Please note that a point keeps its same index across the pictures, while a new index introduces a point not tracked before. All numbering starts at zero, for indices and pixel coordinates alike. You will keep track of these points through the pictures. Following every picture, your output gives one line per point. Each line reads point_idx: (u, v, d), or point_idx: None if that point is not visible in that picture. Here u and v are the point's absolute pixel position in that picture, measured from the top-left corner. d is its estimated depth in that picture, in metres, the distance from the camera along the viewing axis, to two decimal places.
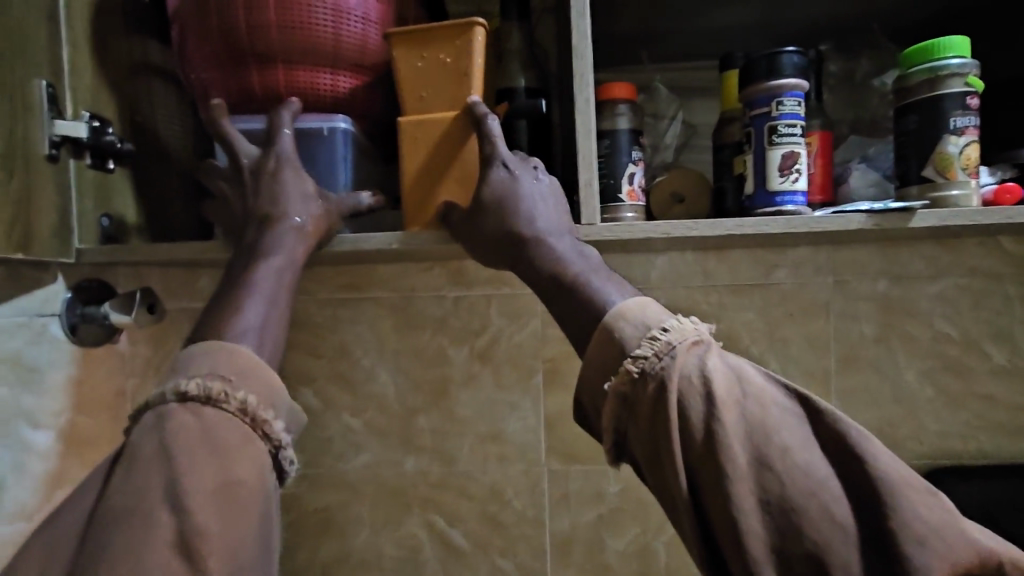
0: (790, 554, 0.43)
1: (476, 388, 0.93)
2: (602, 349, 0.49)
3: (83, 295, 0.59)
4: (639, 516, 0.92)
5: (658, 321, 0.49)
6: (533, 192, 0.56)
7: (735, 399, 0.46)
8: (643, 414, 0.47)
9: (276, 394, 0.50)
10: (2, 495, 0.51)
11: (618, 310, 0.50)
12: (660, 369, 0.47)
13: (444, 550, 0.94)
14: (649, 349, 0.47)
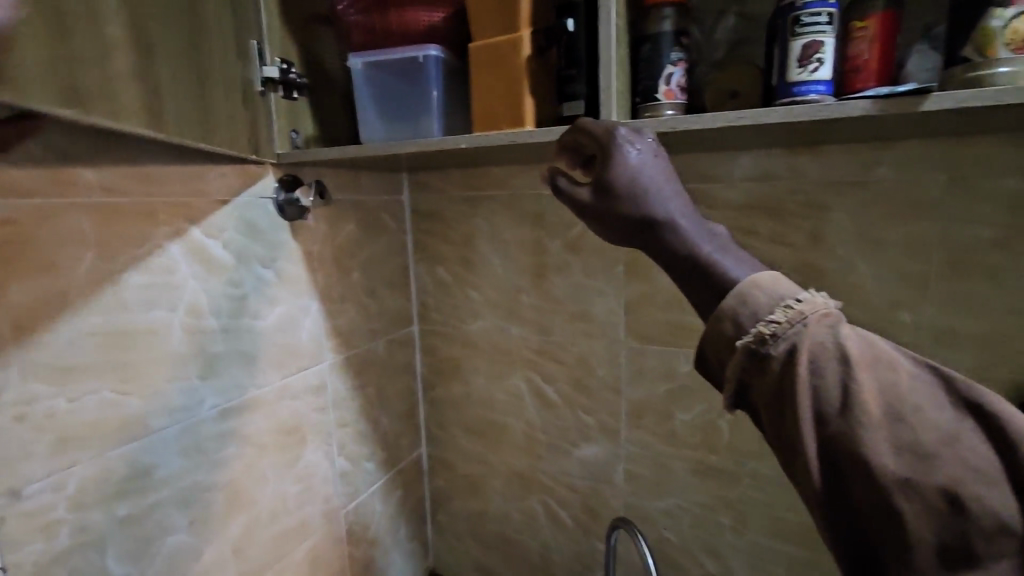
0: (928, 497, 0.37)
1: (568, 274, 1.10)
2: (731, 313, 0.44)
3: (284, 185, 0.89)
4: (707, 396, 1.01)
5: (792, 292, 0.44)
6: (659, 159, 0.52)
7: (869, 359, 0.41)
8: (772, 386, 0.42)
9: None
10: (252, 305, 0.85)
11: (752, 280, 0.45)
12: (796, 342, 0.41)
13: (540, 401, 1.17)
14: (780, 322, 0.42)
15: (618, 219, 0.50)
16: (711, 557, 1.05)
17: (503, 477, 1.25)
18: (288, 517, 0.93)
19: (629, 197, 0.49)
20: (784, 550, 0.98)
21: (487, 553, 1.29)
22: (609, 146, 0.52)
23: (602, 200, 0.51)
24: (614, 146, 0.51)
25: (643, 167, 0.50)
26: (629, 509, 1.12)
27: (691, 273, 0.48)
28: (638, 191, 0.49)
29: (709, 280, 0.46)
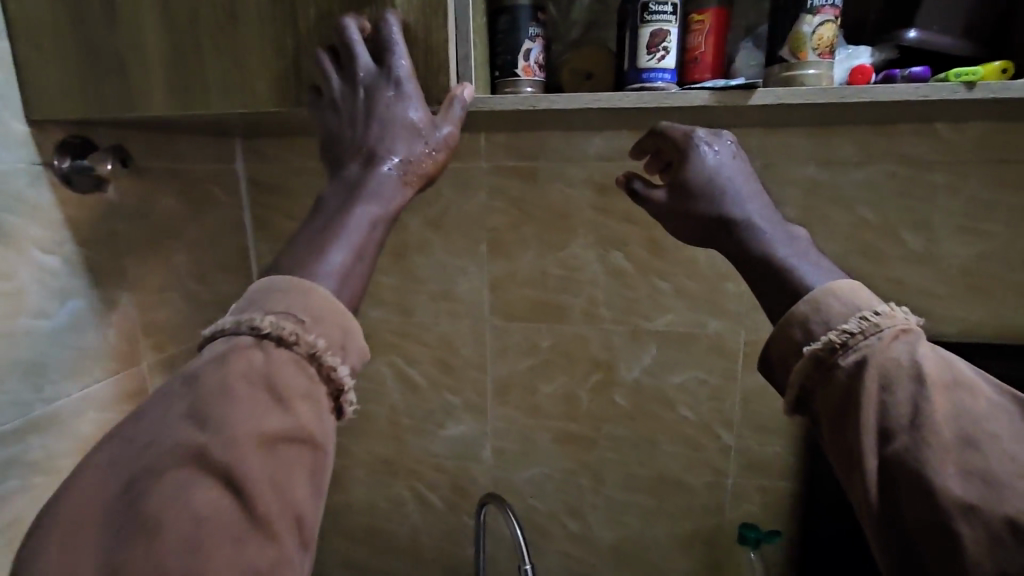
0: (991, 521, 0.42)
1: (429, 252, 1.06)
2: (799, 321, 0.51)
3: (70, 151, 0.75)
4: (568, 367, 1.06)
5: (868, 304, 0.50)
6: (733, 171, 0.62)
7: (945, 382, 0.46)
8: (837, 391, 0.48)
9: (350, 340, 0.49)
10: (26, 300, 0.71)
11: (828, 287, 0.51)
12: (865, 355, 0.47)
13: (404, 384, 1.13)
14: (859, 334, 0.48)
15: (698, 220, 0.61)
16: (573, 518, 1.11)
17: (367, 466, 1.18)
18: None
19: (705, 200, 0.61)
20: (635, 500, 1.08)
21: (353, 546, 1.23)
22: (687, 157, 0.63)
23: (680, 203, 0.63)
24: (695, 154, 0.63)
25: (721, 170, 0.62)
26: (497, 482, 1.13)
27: (770, 276, 0.55)
28: (713, 196, 0.60)
29: (784, 285, 0.54)
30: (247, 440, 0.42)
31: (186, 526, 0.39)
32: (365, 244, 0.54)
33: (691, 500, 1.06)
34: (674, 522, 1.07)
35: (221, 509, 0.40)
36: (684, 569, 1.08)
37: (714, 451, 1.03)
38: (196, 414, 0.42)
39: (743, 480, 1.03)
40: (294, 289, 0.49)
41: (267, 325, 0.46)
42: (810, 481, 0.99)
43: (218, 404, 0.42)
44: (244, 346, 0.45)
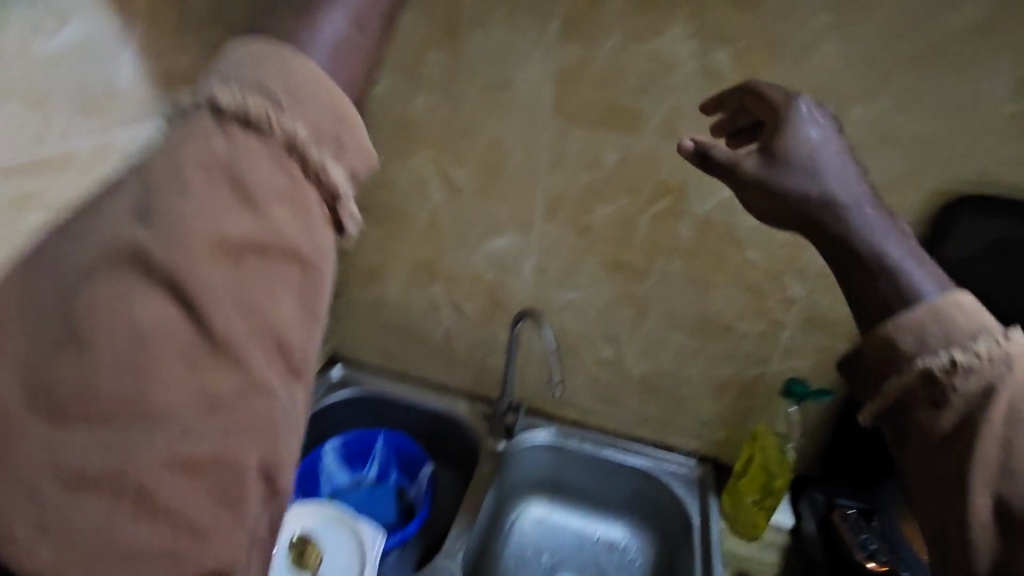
0: None
1: (488, 28, 0.86)
2: (901, 330, 0.38)
3: None
4: (631, 187, 0.92)
5: (999, 326, 0.37)
6: (837, 151, 0.46)
7: None
8: (947, 422, 0.36)
9: (349, 132, 0.30)
10: None
11: (951, 299, 0.38)
12: (985, 380, 0.35)
13: (446, 187, 1.01)
14: (979, 360, 0.35)
15: (790, 199, 0.45)
16: (609, 348, 1.05)
17: (403, 267, 1.10)
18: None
19: (805, 179, 0.44)
20: (678, 338, 1.00)
21: (387, 342, 1.19)
22: (788, 119, 0.49)
23: (772, 170, 0.46)
24: (794, 125, 0.48)
25: (819, 144, 0.46)
26: (537, 300, 1.05)
27: (866, 281, 0.40)
28: (815, 165, 0.45)
29: (891, 292, 0.39)
30: (200, 245, 0.25)
31: (120, 337, 0.24)
32: (369, 11, 0.31)
33: (738, 348, 0.97)
34: (714, 365, 1.00)
35: (173, 326, 0.25)
36: (713, 412, 1.04)
37: (776, 302, 0.92)
38: (142, 206, 0.26)
39: (800, 336, 0.94)
40: (267, 57, 0.29)
41: (224, 96, 0.28)
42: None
43: (162, 192, 0.26)
44: (208, 121, 0.27)
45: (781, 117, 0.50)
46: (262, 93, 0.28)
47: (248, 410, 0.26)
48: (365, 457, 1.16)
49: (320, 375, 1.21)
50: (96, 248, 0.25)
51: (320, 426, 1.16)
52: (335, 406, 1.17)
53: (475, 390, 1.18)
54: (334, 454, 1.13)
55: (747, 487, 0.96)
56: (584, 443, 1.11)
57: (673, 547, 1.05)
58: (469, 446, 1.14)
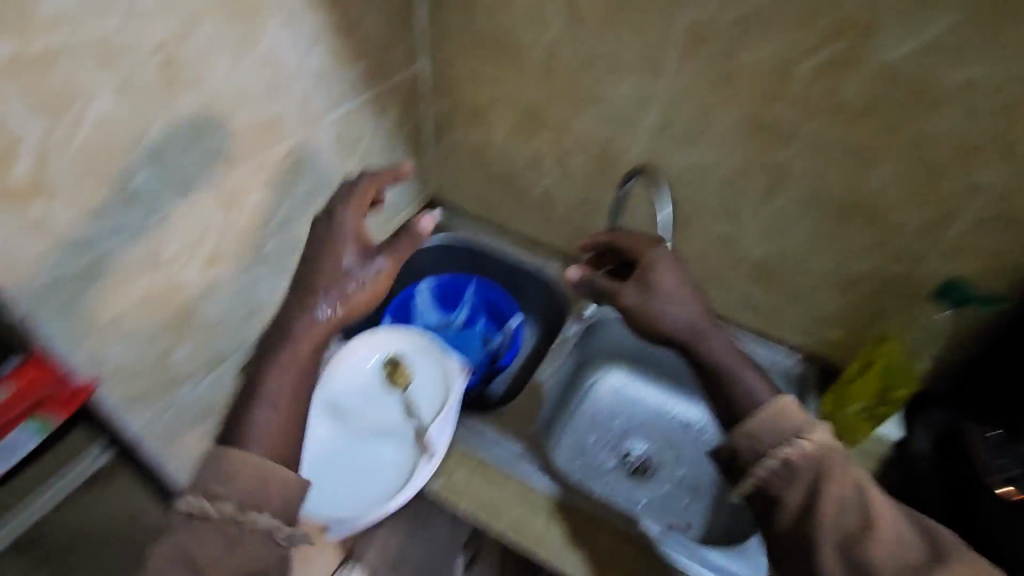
0: (792, 543, 0.58)
1: None
2: (746, 437, 0.62)
3: None
4: (795, 29, 0.71)
5: (800, 424, 0.61)
6: (719, 337, 0.72)
7: (799, 446, 0.60)
8: (787, 495, 0.59)
9: (354, 298, 0.68)
10: None
11: (774, 409, 0.62)
12: (803, 463, 0.59)
13: (567, 16, 0.83)
14: (802, 447, 0.59)
15: (661, 330, 0.73)
16: (726, 222, 0.93)
17: (508, 111, 1.00)
18: (259, 107, 0.72)
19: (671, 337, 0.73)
20: (812, 222, 0.86)
21: (487, 191, 1.15)
22: (640, 254, 0.80)
23: (642, 303, 0.74)
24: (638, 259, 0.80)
25: (683, 319, 0.72)
26: (651, 160, 0.92)
27: (720, 389, 0.69)
28: (675, 308, 0.73)
29: (730, 399, 0.67)
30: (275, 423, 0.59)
31: (254, 481, 0.55)
32: (357, 301, 0.68)
33: (884, 240, 0.82)
34: (847, 257, 0.87)
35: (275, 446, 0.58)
36: (832, 307, 0.93)
37: (954, 191, 0.74)
38: (188, 534, 0.52)
39: (971, 237, 0.76)
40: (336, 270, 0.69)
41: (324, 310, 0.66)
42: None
43: (216, 478, 0.54)
44: (169, 524, 0.53)
45: (646, 269, 0.75)
46: (336, 305, 0.67)
47: (258, 496, 0.55)
48: (457, 301, 1.20)
49: (420, 217, 1.21)
50: (183, 550, 0.51)
51: (418, 265, 1.20)
52: (432, 249, 1.19)
53: (570, 250, 1.14)
54: (428, 294, 1.18)
55: (855, 394, 0.87)
56: None
57: None
58: (557, 306, 1.14)
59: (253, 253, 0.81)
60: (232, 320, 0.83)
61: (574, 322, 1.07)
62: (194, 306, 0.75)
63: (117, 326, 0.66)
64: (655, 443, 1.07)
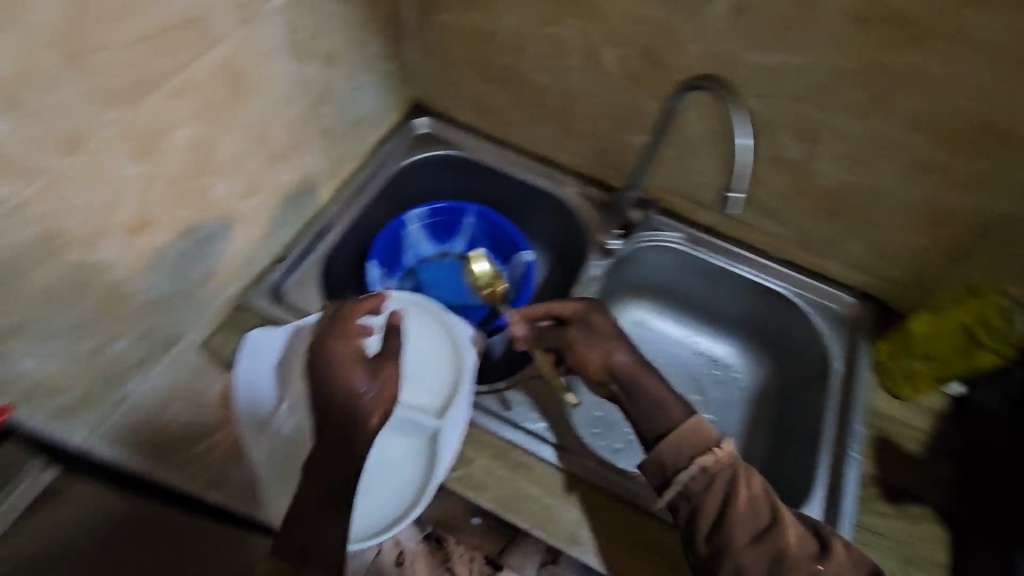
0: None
1: None
2: (670, 453, 0.63)
3: None
4: None
5: (668, 459, 0.63)
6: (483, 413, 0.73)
7: (702, 479, 0.61)
8: (709, 502, 0.60)
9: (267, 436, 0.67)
10: None
11: (683, 431, 0.63)
12: (719, 470, 0.60)
13: None
14: (716, 457, 0.61)
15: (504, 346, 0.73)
16: (797, 146, 0.74)
17: None
18: (164, 1, 0.49)
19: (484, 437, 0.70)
20: (913, 148, 0.67)
21: (488, 93, 0.91)
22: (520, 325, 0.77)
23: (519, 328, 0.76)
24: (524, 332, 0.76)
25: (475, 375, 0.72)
26: (713, 60, 0.70)
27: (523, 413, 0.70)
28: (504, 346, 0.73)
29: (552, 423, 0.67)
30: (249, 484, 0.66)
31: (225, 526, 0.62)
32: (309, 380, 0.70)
33: (1009, 171, 0.65)
34: (947, 191, 0.70)
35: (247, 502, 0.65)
36: (908, 245, 0.78)
37: None
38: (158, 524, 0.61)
39: None
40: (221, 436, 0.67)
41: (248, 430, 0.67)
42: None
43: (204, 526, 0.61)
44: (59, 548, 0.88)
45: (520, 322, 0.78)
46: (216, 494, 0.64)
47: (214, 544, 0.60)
48: (455, 228, 1.00)
49: (404, 126, 0.98)
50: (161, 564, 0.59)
51: (405, 187, 0.98)
52: (423, 165, 0.97)
53: (591, 169, 0.94)
54: (420, 222, 0.98)
55: (927, 348, 0.76)
56: (717, 254, 0.91)
57: (795, 380, 0.91)
58: (573, 237, 0.95)
59: (193, 206, 0.62)
60: (184, 288, 0.66)
61: (599, 258, 0.90)
62: (125, 286, 0.58)
63: (23, 332, 0.51)
64: (682, 384, 0.97)
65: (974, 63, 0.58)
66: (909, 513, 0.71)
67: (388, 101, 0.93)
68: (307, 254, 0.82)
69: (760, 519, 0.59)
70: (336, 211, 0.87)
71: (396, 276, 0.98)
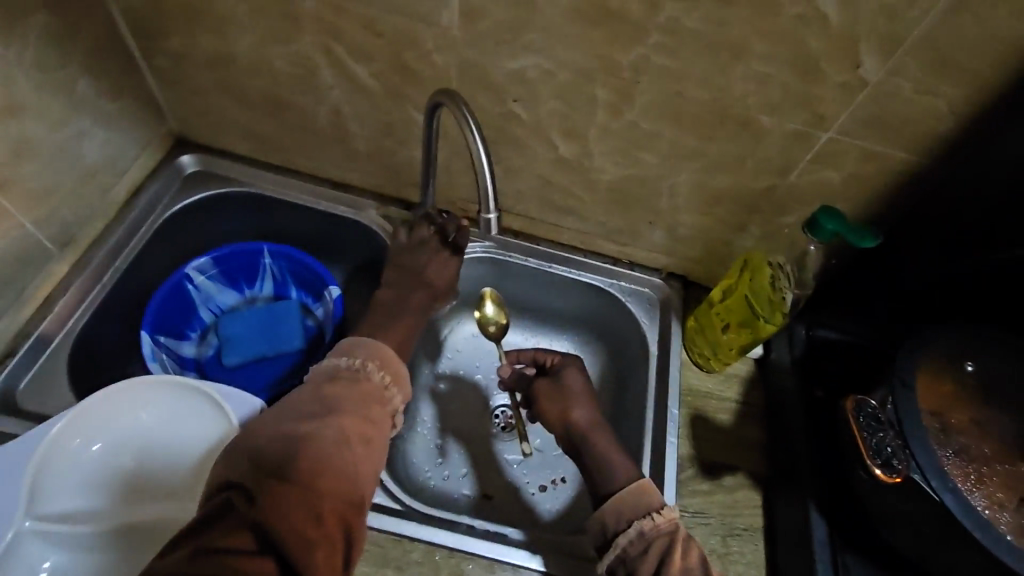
0: None
1: None
2: (612, 516, 0.60)
3: None
4: None
5: (624, 530, 0.58)
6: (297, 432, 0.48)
7: (643, 548, 0.57)
8: (644, 568, 0.56)
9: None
10: None
11: (634, 493, 0.60)
12: (657, 536, 0.57)
13: None
14: (655, 522, 0.57)
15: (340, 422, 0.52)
16: (571, 145, 0.73)
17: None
18: None
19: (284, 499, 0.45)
20: (671, 137, 0.68)
21: (253, 120, 0.82)
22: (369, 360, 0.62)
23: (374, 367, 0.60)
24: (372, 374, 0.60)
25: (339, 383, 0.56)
26: (464, 68, 0.66)
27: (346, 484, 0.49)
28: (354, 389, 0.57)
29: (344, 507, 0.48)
30: None
31: None
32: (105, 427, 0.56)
33: (753, 149, 0.67)
34: (712, 174, 0.72)
35: None
36: (691, 227, 0.80)
37: (834, 85, 0.59)
38: None
39: (845, 137, 0.63)
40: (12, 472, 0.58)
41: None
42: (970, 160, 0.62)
43: None
44: None
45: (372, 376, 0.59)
46: None
47: None
48: (254, 271, 0.90)
49: (166, 168, 0.85)
50: None
51: (181, 236, 0.86)
52: (197, 210, 0.86)
53: (388, 187, 0.88)
54: (208, 274, 0.87)
55: (731, 323, 0.78)
56: (530, 258, 0.89)
57: (623, 367, 0.89)
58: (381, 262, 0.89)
59: None
60: None
61: None
62: None
63: None
64: None
65: (698, 53, 0.59)
66: (724, 485, 0.74)
67: (137, 140, 0.81)
68: (52, 335, 0.71)
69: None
70: (83, 283, 0.75)
71: (193, 337, 0.88)
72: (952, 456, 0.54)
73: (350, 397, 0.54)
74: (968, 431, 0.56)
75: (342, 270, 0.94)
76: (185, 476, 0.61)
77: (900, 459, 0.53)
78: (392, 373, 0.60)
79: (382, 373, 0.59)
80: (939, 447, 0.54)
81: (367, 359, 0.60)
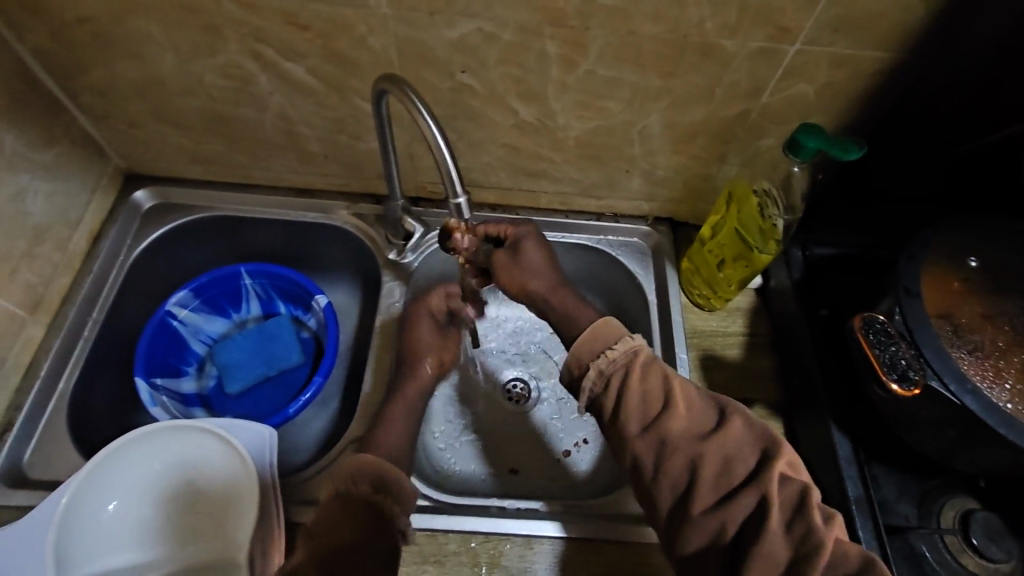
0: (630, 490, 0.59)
1: None
2: (573, 361, 0.62)
3: None
4: None
5: (582, 365, 0.61)
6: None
7: (605, 384, 0.59)
8: (610, 399, 0.59)
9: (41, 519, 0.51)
10: None
11: (590, 335, 0.62)
12: (615, 368, 0.59)
13: None
14: (611, 356, 0.59)
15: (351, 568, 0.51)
16: (530, 107, 0.69)
17: (156, 18, 0.61)
18: None
19: None
20: (632, 80, 0.65)
21: (198, 141, 0.78)
22: (379, 471, 0.58)
23: (379, 484, 0.57)
24: (390, 489, 0.57)
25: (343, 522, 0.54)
26: (404, 47, 0.62)
27: None
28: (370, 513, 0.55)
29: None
30: None
31: None
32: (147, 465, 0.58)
33: (720, 76, 0.64)
34: (681, 109, 0.68)
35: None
36: (670, 167, 0.77)
37: None
38: None
39: (812, 46, 0.60)
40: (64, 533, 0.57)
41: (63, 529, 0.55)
42: (944, 48, 0.59)
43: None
44: None
45: (383, 494, 0.57)
46: None
47: None
48: (236, 294, 0.88)
49: (123, 208, 0.82)
50: None
51: (154, 275, 0.84)
52: (162, 246, 0.83)
53: (353, 184, 0.84)
54: (190, 306, 0.85)
55: (726, 252, 0.76)
56: None
57: (625, 320, 0.88)
58: (361, 260, 0.87)
59: None
60: None
61: (394, 278, 0.82)
62: None
63: None
64: (534, 363, 0.89)
65: None
66: None
67: (85, 185, 0.77)
68: (45, 401, 0.70)
69: (652, 410, 0.57)
70: (62, 345, 0.73)
71: (190, 372, 0.86)
72: (969, 356, 0.53)
73: (335, 525, 0.54)
74: (981, 327, 0.55)
75: (326, 276, 0.91)
76: (212, 508, 0.62)
77: (917, 371, 0.51)
78: (376, 479, 0.58)
79: (363, 483, 0.57)
80: (953, 349, 0.53)
81: (370, 488, 0.57)
